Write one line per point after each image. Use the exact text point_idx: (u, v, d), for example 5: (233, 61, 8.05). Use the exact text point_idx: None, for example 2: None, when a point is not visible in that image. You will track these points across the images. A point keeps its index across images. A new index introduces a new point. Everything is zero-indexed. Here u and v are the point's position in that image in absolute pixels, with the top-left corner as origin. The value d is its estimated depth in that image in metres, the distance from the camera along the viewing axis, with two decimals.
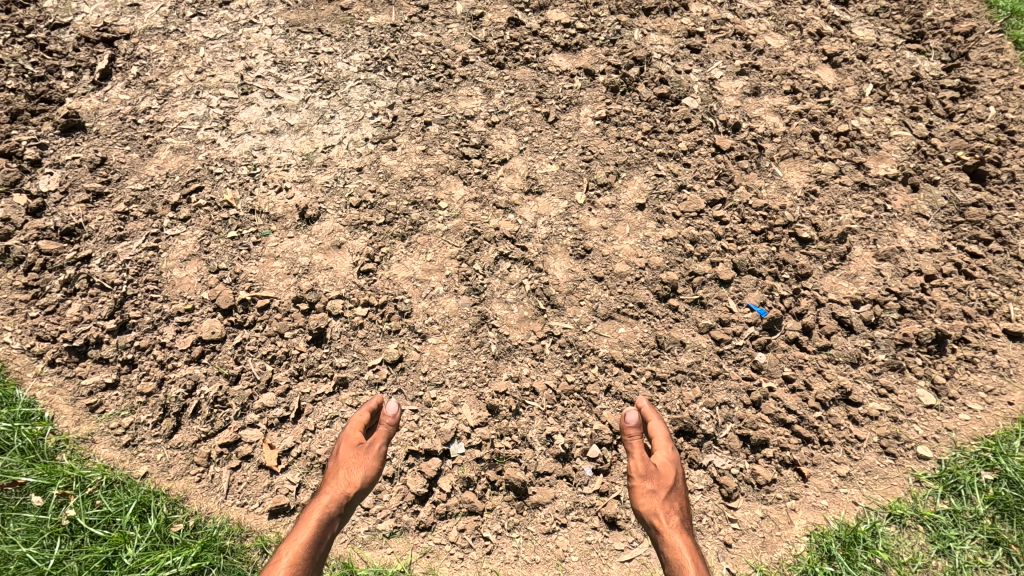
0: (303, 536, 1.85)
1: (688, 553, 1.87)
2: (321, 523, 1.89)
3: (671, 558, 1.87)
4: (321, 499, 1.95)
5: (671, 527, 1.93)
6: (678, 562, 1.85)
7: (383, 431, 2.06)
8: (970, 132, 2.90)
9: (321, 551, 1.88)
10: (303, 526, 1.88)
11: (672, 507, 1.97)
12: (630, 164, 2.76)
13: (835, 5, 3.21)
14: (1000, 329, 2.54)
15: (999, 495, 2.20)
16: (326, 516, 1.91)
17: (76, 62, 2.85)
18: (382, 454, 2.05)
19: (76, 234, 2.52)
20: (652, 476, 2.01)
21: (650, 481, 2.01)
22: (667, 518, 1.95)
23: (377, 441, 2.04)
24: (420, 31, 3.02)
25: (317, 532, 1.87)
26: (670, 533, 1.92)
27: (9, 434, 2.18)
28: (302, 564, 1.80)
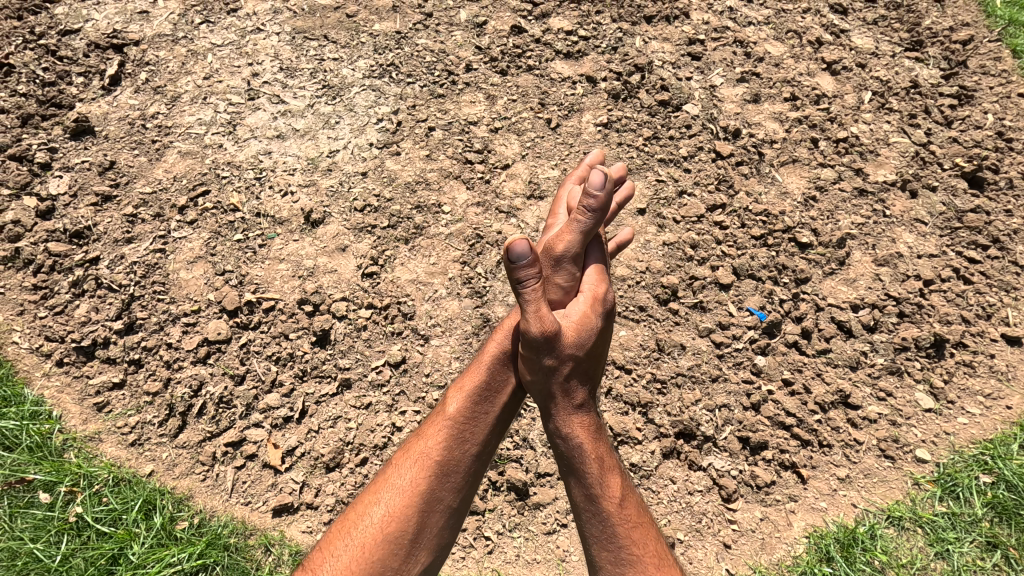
0: (477, 380, 1.70)
1: (594, 460, 1.56)
2: (495, 363, 1.69)
3: (576, 461, 1.57)
4: (502, 328, 1.72)
5: (574, 427, 1.57)
6: (585, 470, 1.56)
7: (577, 226, 1.67)
8: (968, 139, 2.93)
9: (501, 397, 1.71)
10: (476, 369, 1.72)
11: (573, 391, 1.57)
12: (631, 170, 2.80)
13: (835, 13, 3.25)
14: (999, 334, 2.56)
15: (997, 498, 2.21)
16: (502, 352, 1.68)
17: (86, 68, 2.90)
18: (572, 250, 1.66)
19: (84, 236, 2.56)
20: (551, 347, 1.51)
21: (547, 357, 1.53)
22: (568, 405, 1.57)
23: (565, 242, 1.67)
24: (424, 38, 3.07)
25: (491, 376, 1.70)
26: (572, 433, 1.57)
27: (18, 432, 2.21)
28: (471, 416, 1.69)
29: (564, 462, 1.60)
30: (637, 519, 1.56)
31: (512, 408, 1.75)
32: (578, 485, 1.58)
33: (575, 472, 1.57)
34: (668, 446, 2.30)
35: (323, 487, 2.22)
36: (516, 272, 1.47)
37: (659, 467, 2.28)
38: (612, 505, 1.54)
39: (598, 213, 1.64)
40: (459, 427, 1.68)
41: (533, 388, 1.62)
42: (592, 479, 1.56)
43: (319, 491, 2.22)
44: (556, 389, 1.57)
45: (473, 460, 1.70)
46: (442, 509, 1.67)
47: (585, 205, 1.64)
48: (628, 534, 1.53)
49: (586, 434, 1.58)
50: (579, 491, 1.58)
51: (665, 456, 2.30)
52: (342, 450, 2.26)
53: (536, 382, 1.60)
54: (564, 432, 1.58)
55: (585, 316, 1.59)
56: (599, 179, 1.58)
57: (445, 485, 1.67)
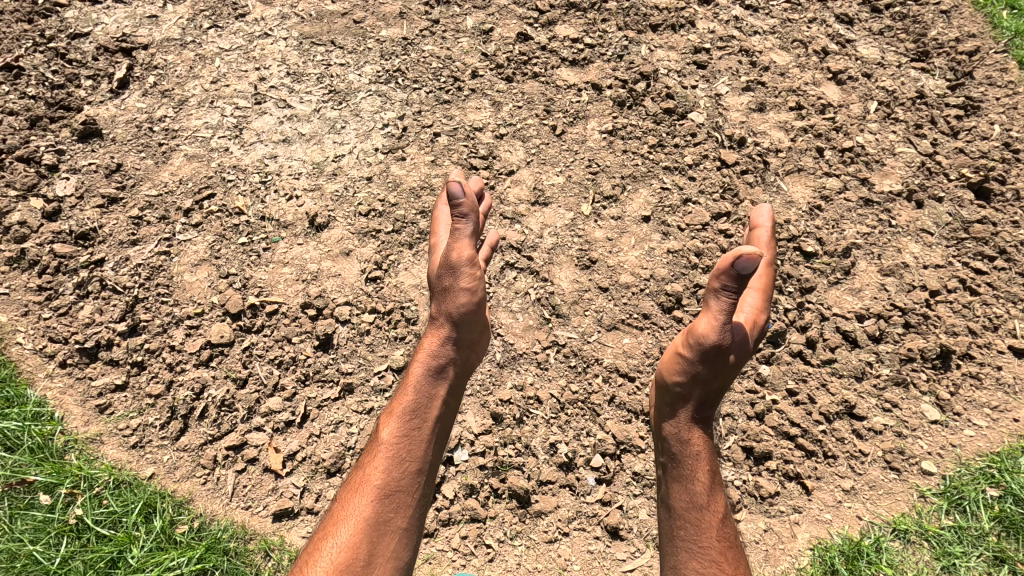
0: (404, 403, 1.86)
1: (706, 475, 1.82)
2: (422, 379, 1.85)
3: (688, 470, 1.83)
4: (423, 347, 1.91)
5: (695, 439, 1.83)
6: (694, 478, 1.82)
7: (461, 233, 1.84)
8: (974, 150, 2.92)
9: (432, 410, 1.86)
10: (404, 393, 1.87)
11: (702, 407, 1.83)
12: (636, 177, 2.80)
13: (841, 23, 3.25)
14: (1006, 346, 2.54)
15: (1004, 512, 2.19)
16: (429, 365, 1.87)
17: (95, 71, 2.92)
18: (466, 256, 1.83)
19: (90, 238, 2.57)
20: (719, 359, 1.75)
21: (711, 367, 1.76)
22: (692, 419, 1.83)
23: (459, 250, 1.83)
24: (431, 44, 3.08)
25: (420, 393, 1.86)
26: (693, 444, 1.83)
27: (19, 433, 2.20)
28: (405, 436, 1.82)
29: (675, 468, 1.85)
30: (726, 538, 1.81)
31: (445, 419, 1.90)
32: (682, 491, 1.84)
33: (683, 479, 1.83)
34: None
35: (323, 492, 2.21)
36: (734, 282, 1.65)
37: None
38: (711, 517, 1.81)
39: (472, 216, 1.82)
40: (396, 448, 1.81)
41: (668, 393, 1.85)
42: (697, 485, 1.82)
43: (320, 496, 2.21)
44: (693, 403, 1.81)
45: (415, 478, 1.81)
46: (394, 531, 1.77)
47: (456, 214, 1.81)
48: (717, 548, 1.78)
49: (704, 447, 1.83)
50: (681, 496, 1.84)
51: None
52: (343, 455, 2.25)
53: (670, 391, 1.84)
54: (682, 440, 1.83)
55: (745, 337, 1.84)
56: (459, 191, 1.75)
57: (393, 507, 1.77)
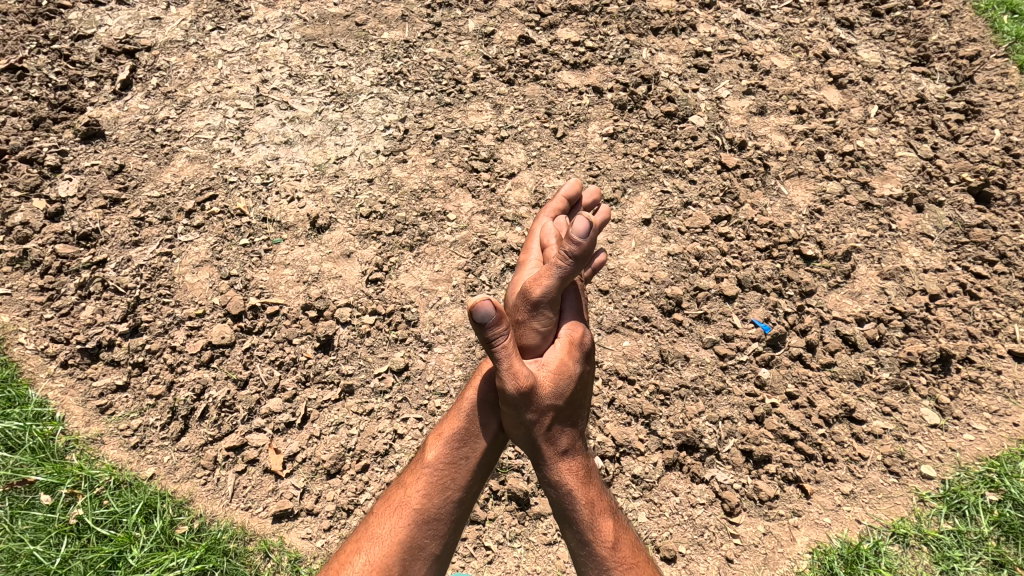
0: (455, 426, 1.72)
1: (585, 505, 1.59)
2: (477, 408, 1.70)
3: (567, 508, 1.60)
4: (481, 370, 1.75)
5: (564, 475, 1.60)
6: (577, 518, 1.59)
7: (557, 271, 1.67)
8: (974, 154, 2.92)
9: (481, 442, 1.71)
10: (456, 415, 1.74)
11: (558, 438, 1.61)
12: (637, 180, 2.80)
13: (841, 27, 3.26)
14: (1005, 350, 2.54)
15: (1004, 516, 2.18)
16: (485, 396, 1.69)
17: (98, 72, 2.93)
18: (549, 296, 1.67)
19: (92, 238, 2.58)
20: (529, 401, 1.57)
21: (525, 411, 1.58)
22: (554, 454, 1.61)
23: (544, 286, 1.68)
24: (432, 47, 3.09)
25: (471, 421, 1.71)
26: (563, 481, 1.60)
27: (21, 433, 2.20)
28: (451, 462, 1.70)
29: (556, 510, 1.63)
30: (632, 559, 1.60)
31: (494, 452, 1.76)
32: (572, 532, 1.61)
33: (568, 521, 1.60)
34: (670, 458, 2.29)
35: (323, 493, 2.21)
36: (483, 333, 1.49)
37: (661, 479, 2.27)
38: (605, 548, 1.58)
39: (576, 259, 1.65)
40: (440, 474, 1.70)
41: (523, 442, 1.66)
42: (583, 525, 1.59)
43: (320, 497, 2.21)
44: (541, 439, 1.60)
45: (454, 507, 1.71)
46: (425, 557, 1.69)
47: (566, 252, 1.64)
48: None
49: (576, 479, 1.61)
50: (573, 537, 1.62)
51: (668, 468, 2.29)
52: (343, 456, 2.26)
53: (523, 433, 1.64)
54: (553, 482, 1.61)
55: (562, 365, 1.65)
56: (582, 230, 1.59)
57: (427, 534, 1.68)
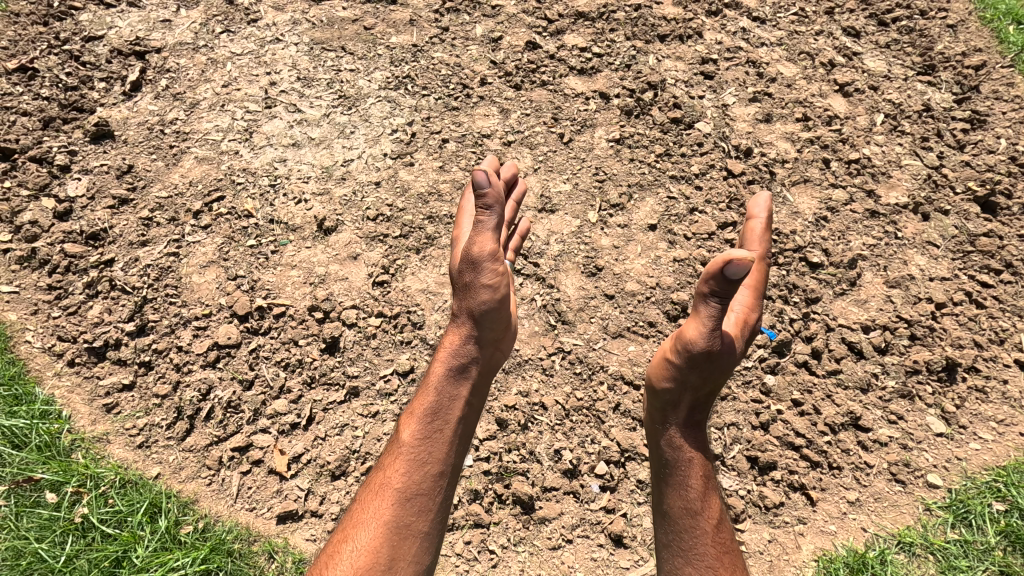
0: (424, 403, 1.78)
1: (700, 480, 1.73)
2: (444, 379, 1.78)
3: (682, 475, 1.73)
4: (444, 345, 1.83)
5: (689, 444, 1.73)
6: (688, 486, 1.73)
7: (485, 225, 1.77)
8: (981, 163, 2.93)
9: (454, 413, 1.78)
10: (424, 394, 1.80)
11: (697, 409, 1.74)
12: (643, 186, 2.81)
13: (847, 36, 3.27)
14: (1012, 359, 2.53)
15: (1010, 527, 2.17)
16: (450, 365, 1.79)
17: (108, 74, 2.95)
18: (489, 249, 1.76)
19: (100, 238, 2.59)
20: (705, 363, 1.67)
21: (697, 374, 1.68)
22: (687, 422, 1.74)
23: (481, 243, 1.77)
24: (440, 52, 3.11)
25: (440, 393, 1.78)
26: (687, 449, 1.73)
27: (27, 431, 2.20)
28: (425, 437, 1.75)
29: (667, 475, 1.76)
30: (727, 544, 1.74)
31: (468, 422, 1.81)
32: (677, 497, 1.75)
33: (677, 485, 1.74)
34: None
35: (328, 495, 2.21)
36: (724, 285, 1.57)
37: None
38: (707, 526, 1.72)
39: (496, 206, 1.75)
40: (416, 451, 1.74)
41: (660, 399, 1.76)
42: (693, 494, 1.73)
43: (324, 499, 2.20)
44: (682, 406, 1.72)
45: (436, 481, 1.74)
46: (415, 536, 1.70)
47: (481, 204, 1.74)
48: (718, 557, 1.71)
49: (698, 453, 1.74)
50: (676, 501, 1.75)
51: None
52: (347, 458, 2.25)
53: (666, 395, 1.74)
54: (675, 446, 1.74)
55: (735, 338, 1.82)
56: (484, 178, 1.69)
57: (413, 512, 1.70)
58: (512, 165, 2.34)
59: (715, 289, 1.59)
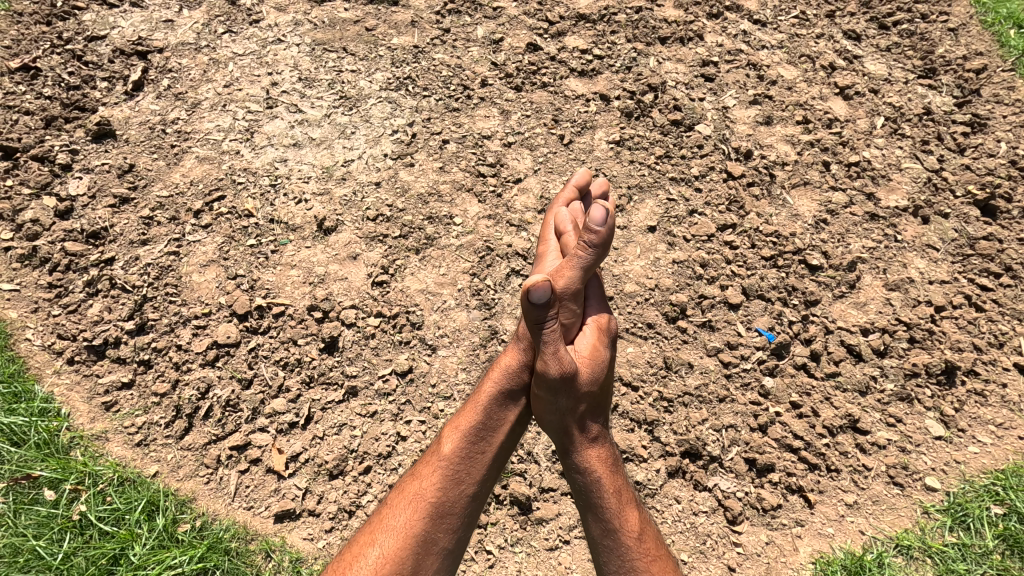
0: (472, 419, 1.76)
1: (612, 493, 1.65)
2: (494, 400, 1.75)
3: (594, 495, 1.65)
4: (499, 364, 1.78)
5: (592, 460, 1.67)
6: (603, 504, 1.64)
7: (579, 262, 1.75)
8: (981, 167, 2.93)
9: (497, 436, 1.76)
10: (473, 408, 1.78)
11: (588, 425, 1.69)
12: (642, 187, 2.81)
13: (848, 39, 3.28)
14: (1011, 363, 2.53)
15: (1009, 530, 2.17)
16: (502, 387, 1.75)
17: (110, 73, 2.96)
18: (573, 286, 1.74)
19: (101, 236, 2.60)
20: (568, 387, 1.63)
21: (564, 397, 1.65)
22: (584, 440, 1.68)
23: (567, 278, 1.75)
24: (441, 53, 3.12)
25: (489, 413, 1.76)
26: (591, 467, 1.66)
27: (26, 428, 2.21)
28: (467, 456, 1.73)
29: (581, 498, 1.67)
30: (654, 552, 1.64)
31: (507, 447, 1.79)
32: (596, 521, 1.66)
33: (592, 508, 1.65)
34: (673, 465, 2.28)
35: (325, 494, 2.21)
36: (535, 313, 1.56)
37: (664, 486, 2.26)
38: (631, 538, 1.62)
39: (598, 248, 1.73)
40: (455, 468, 1.72)
41: (550, 428, 1.71)
42: (609, 512, 1.64)
43: (322, 498, 2.21)
44: (572, 427, 1.67)
45: (468, 502, 1.73)
46: (438, 552, 1.69)
47: (586, 241, 1.72)
48: (648, 568, 1.61)
49: (602, 466, 1.67)
50: (596, 526, 1.66)
51: (670, 475, 2.28)
52: (345, 457, 2.26)
53: (553, 421, 1.69)
54: (582, 467, 1.66)
55: (594, 349, 1.77)
56: (601, 217, 1.67)
57: (442, 528, 1.69)
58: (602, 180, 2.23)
59: (536, 319, 1.57)
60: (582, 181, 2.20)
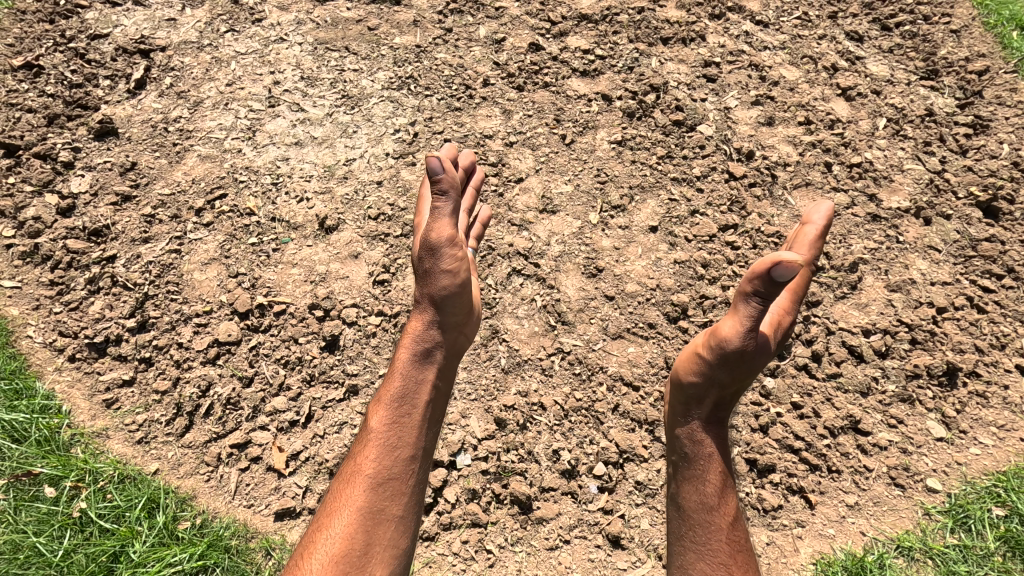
0: (393, 390, 1.81)
1: (719, 475, 1.81)
2: (409, 365, 1.80)
3: (701, 471, 1.81)
4: (409, 330, 1.86)
5: (711, 440, 1.81)
6: (706, 480, 1.81)
7: (440, 212, 1.77)
8: (983, 168, 2.92)
9: (423, 396, 1.81)
10: (391, 381, 1.83)
11: (720, 409, 1.80)
12: (644, 188, 2.81)
13: (850, 40, 3.28)
14: (1013, 365, 2.52)
15: (1010, 532, 2.16)
16: (415, 351, 1.83)
17: (113, 71, 2.97)
18: (445, 235, 1.76)
19: (103, 234, 2.60)
20: (737, 364, 1.71)
21: (728, 372, 1.73)
22: (710, 418, 1.81)
23: (436, 230, 1.77)
24: (443, 52, 3.12)
25: (408, 378, 1.81)
26: (708, 446, 1.81)
27: (27, 425, 2.21)
28: (395, 423, 1.78)
29: (686, 468, 1.83)
30: (739, 542, 1.81)
31: (436, 407, 1.85)
32: (692, 491, 1.83)
33: (693, 479, 1.82)
34: None
35: (325, 493, 2.21)
36: (768, 288, 1.58)
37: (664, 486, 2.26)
38: (722, 522, 1.80)
39: (452, 192, 1.75)
40: (387, 436, 1.76)
41: (685, 391, 1.82)
42: (709, 489, 1.81)
43: (322, 496, 2.21)
44: (709, 400, 1.79)
45: (408, 464, 1.77)
46: (389, 520, 1.71)
47: (436, 191, 1.74)
48: (730, 554, 1.78)
49: (718, 449, 1.82)
50: (692, 494, 1.83)
51: None
52: (346, 456, 2.26)
53: (692, 389, 1.80)
54: (696, 439, 1.81)
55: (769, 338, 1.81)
56: (438, 164, 1.69)
57: (386, 496, 1.72)
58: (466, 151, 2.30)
59: (760, 290, 1.60)
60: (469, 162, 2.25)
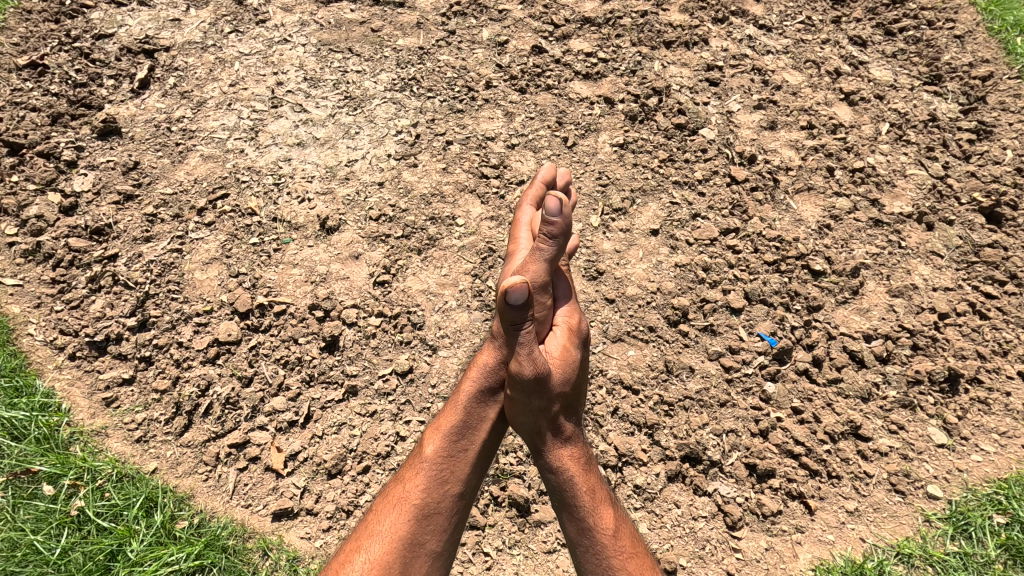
0: (453, 419, 1.74)
1: (586, 491, 1.64)
2: (472, 398, 1.73)
3: (568, 494, 1.64)
4: (476, 363, 1.76)
5: (563, 460, 1.67)
6: (578, 503, 1.63)
7: (541, 254, 1.76)
8: (986, 174, 2.91)
9: (480, 433, 1.75)
10: (453, 409, 1.76)
11: (561, 426, 1.69)
12: (646, 191, 2.81)
13: (854, 44, 3.28)
14: (1015, 371, 2.51)
15: (1011, 540, 2.14)
16: (480, 385, 1.73)
17: (117, 71, 2.98)
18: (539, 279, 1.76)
19: (104, 233, 2.61)
20: (541, 388, 1.64)
21: (539, 397, 1.66)
22: (555, 440, 1.69)
23: (532, 272, 1.77)
24: (446, 54, 3.12)
25: (470, 412, 1.74)
26: (563, 466, 1.67)
27: (27, 422, 2.21)
28: (449, 456, 1.72)
29: (555, 496, 1.67)
30: (631, 549, 1.61)
31: (490, 445, 1.78)
32: (571, 520, 1.64)
33: (567, 507, 1.64)
34: (673, 469, 2.27)
35: (323, 493, 2.21)
36: (512, 313, 1.56)
37: (663, 490, 2.25)
38: (605, 536, 1.60)
39: (559, 238, 1.73)
40: (439, 467, 1.71)
41: (523, 427, 1.72)
42: (584, 511, 1.62)
43: (320, 497, 2.20)
44: (546, 426, 1.68)
45: (454, 502, 1.72)
46: (426, 555, 1.67)
47: (546, 233, 1.73)
48: (623, 565, 1.58)
49: (575, 465, 1.67)
50: (571, 525, 1.64)
51: (670, 480, 2.27)
52: (345, 457, 2.25)
53: (526, 420, 1.70)
54: (555, 466, 1.67)
55: (564, 350, 1.77)
56: (556, 208, 1.66)
57: (428, 530, 1.68)
58: (551, 166, 2.17)
59: (510, 318, 1.57)
60: (549, 176, 2.16)
